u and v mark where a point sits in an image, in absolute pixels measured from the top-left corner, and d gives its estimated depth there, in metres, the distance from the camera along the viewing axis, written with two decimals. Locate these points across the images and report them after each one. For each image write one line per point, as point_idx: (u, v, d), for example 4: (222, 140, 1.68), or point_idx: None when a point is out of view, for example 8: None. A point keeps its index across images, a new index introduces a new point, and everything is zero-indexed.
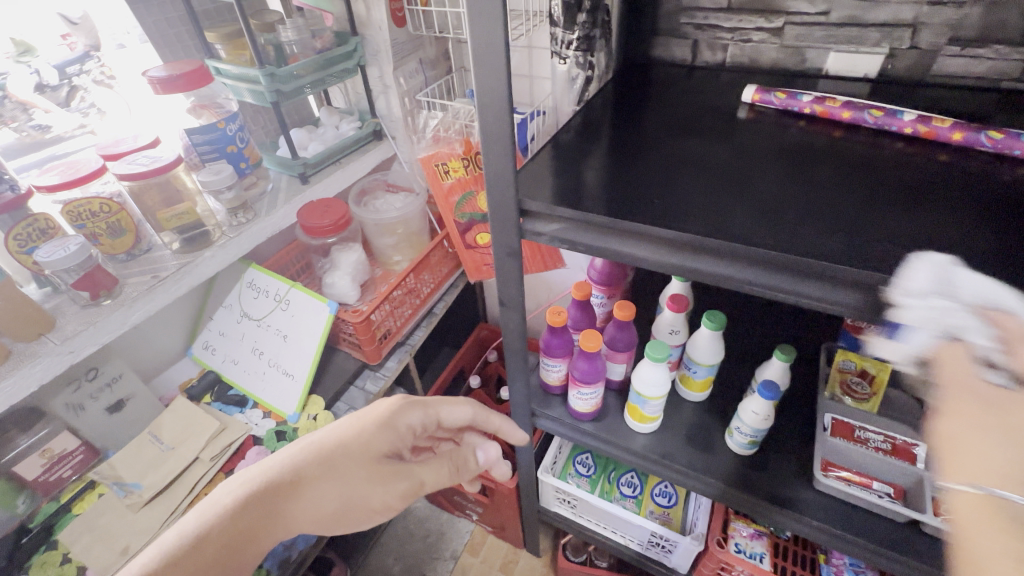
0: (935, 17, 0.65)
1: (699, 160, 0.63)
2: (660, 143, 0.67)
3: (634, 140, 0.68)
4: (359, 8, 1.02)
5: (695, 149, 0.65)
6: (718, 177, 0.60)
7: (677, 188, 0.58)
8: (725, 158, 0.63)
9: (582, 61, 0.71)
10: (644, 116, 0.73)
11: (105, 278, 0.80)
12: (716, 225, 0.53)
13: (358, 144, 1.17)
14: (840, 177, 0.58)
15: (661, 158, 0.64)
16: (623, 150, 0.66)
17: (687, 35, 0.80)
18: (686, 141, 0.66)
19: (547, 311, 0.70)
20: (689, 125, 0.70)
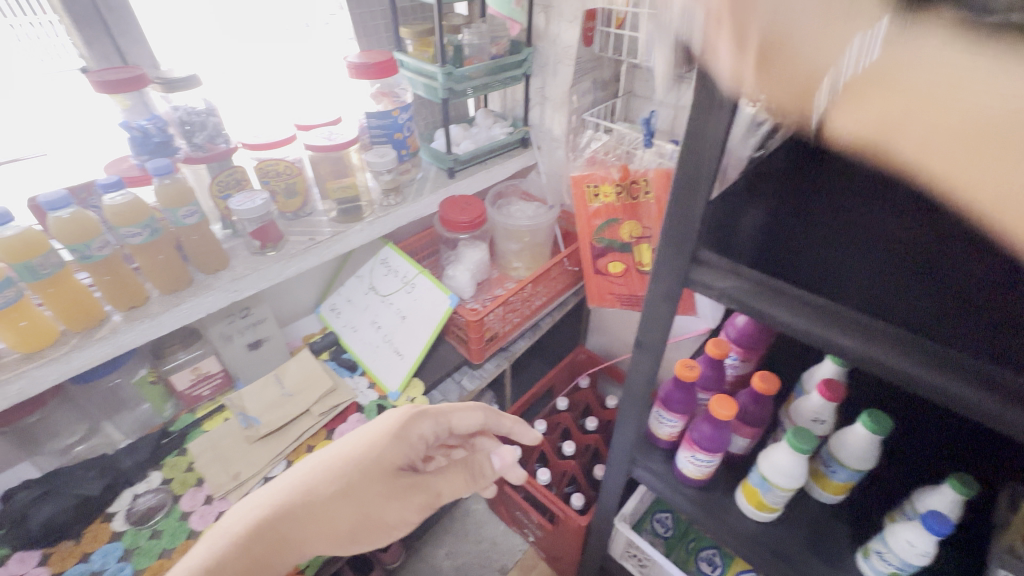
0: None
1: (896, 251, 0.55)
2: (855, 222, 0.60)
3: (821, 214, 0.61)
4: (539, 21, 1.04)
5: (880, 228, 0.58)
6: (902, 264, 0.53)
7: (847, 270, 0.53)
8: (914, 243, 0.56)
9: (772, 107, 0.65)
10: (826, 175, 0.66)
11: (274, 232, 0.90)
12: (889, 315, 0.47)
13: (506, 148, 1.20)
14: None
15: (851, 243, 0.57)
16: (806, 222, 0.60)
17: None
18: (885, 226, 0.59)
19: (677, 363, 0.66)
20: (880, 198, 0.62)
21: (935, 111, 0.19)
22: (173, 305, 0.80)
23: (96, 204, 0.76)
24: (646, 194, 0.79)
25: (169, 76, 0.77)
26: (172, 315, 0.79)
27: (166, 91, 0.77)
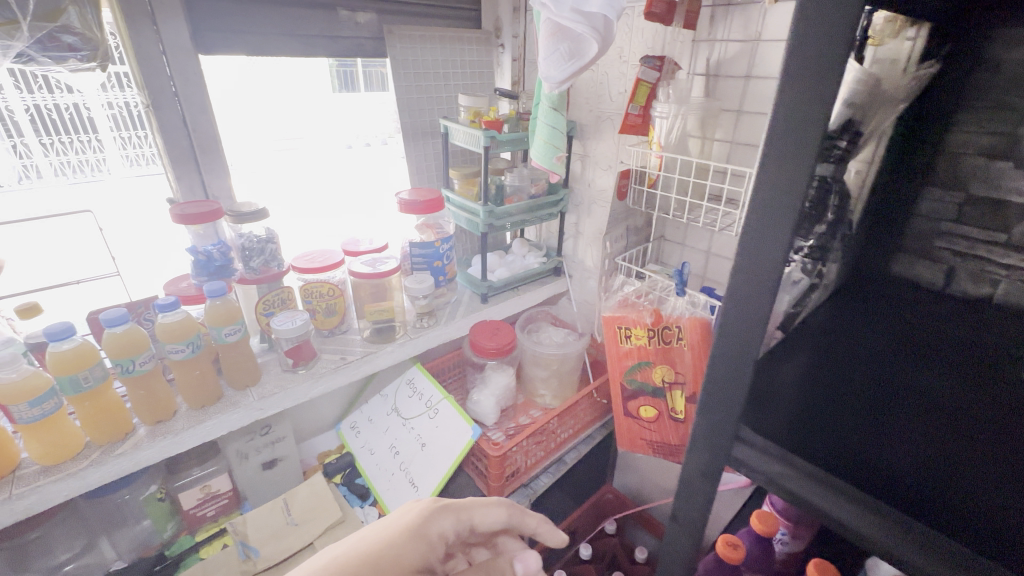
0: None
1: (965, 428, 0.50)
2: (911, 389, 0.55)
3: (860, 383, 0.57)
4: (576, 167, 1.14)
5: (945, 400, 0.54)
6: (976, 447, 0.47)
7: (913, 445, 0.48)
8: (989, 419, 0.50)
9: (808, 266, 0.65)
10: (872, 336, 0.64)
11: (308, 351, 0.92)
12: (958, 505, 0.41)
13: (539, 276, 1.24)
14: None
15: (908, 414, 0.52)
16: (843, 388, 0.56)
17: (940, 259, 0.71)
18: (945, 397, 0.54)
19: (718, 538, 0.59)
20: (938, 362, 0.59)
21: None
22: (198, 422, 0.80)
23: (151, 318, 0.81)
24: (678, 340, 0.78)
25: (241, 210, 0.86)
26: (195, 433, 0.79)
27: (235, 222, 0.85)
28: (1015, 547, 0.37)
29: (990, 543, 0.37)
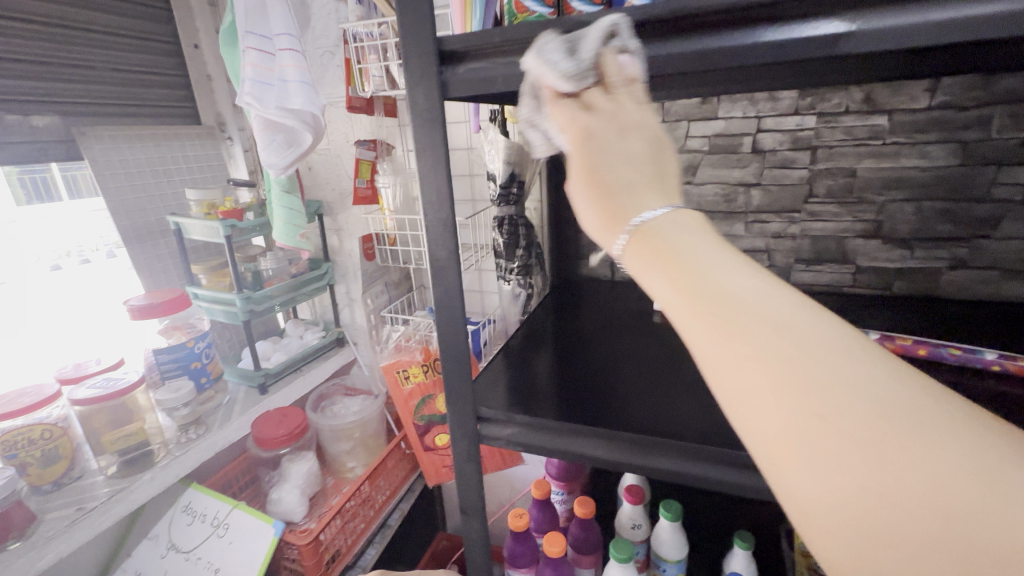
0: (781, 246, 0.88)
1: (640, 359, 0.71)
2: (605, 344, 0.77)
3: (587, 350, 0.76)
4: (333, 241, 1.21)
5: (629, 345, 0.76)
6: (648, 368, 0.68)
7: (611, 378, 0.66)
8: (652, 350, 0.73)
9: (522, 282, 0.88)
10: (581, 319, 0.87)
11: (21, 516, 0.73)
12: (631, 407, 0.59)
13: (321, 351, 1.24)
14: None
15: (611, 360, 0.72)
16: (577, 355, 0.74)
17: (605, 258, 1.01)
18: (630, 344, 0.76)
19: (509, 515, 0.70)
20: (621, 324, 0.83)
21: (765, 362, 0.26)
22: None
23: None
24: None
25: None
26: None
27: None
28: (665, 417, 0.56)
29: (645, 423, 0.55)
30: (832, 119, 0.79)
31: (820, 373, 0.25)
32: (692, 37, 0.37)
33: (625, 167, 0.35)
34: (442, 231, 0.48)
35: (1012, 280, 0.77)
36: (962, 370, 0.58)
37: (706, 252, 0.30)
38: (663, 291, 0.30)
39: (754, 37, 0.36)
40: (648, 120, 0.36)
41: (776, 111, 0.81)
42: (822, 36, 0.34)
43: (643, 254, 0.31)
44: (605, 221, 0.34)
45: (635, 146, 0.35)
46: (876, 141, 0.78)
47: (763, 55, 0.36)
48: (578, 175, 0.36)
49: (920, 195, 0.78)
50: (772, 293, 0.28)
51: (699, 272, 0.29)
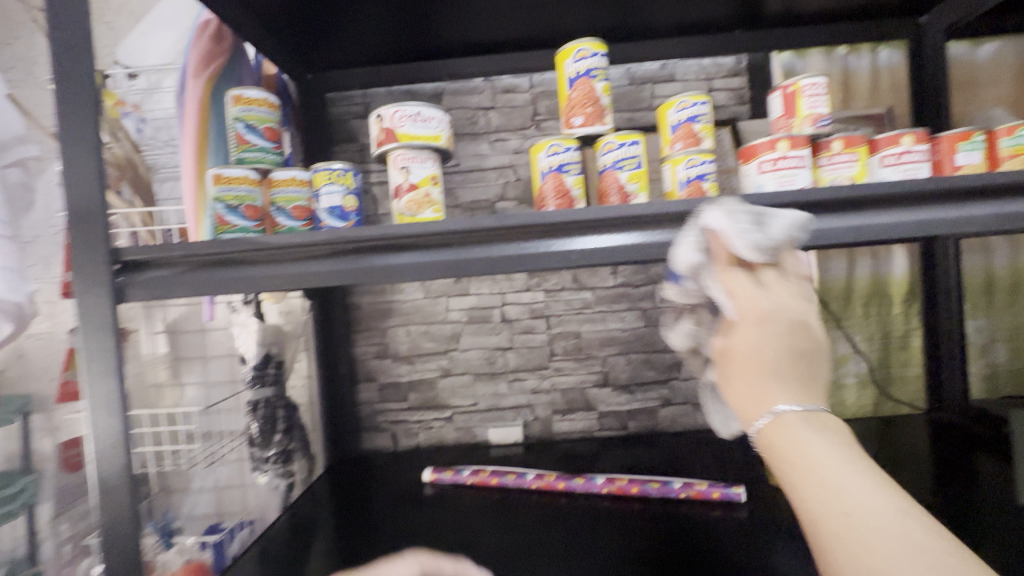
0: (539, 400, 0.99)
1: (402, 522, 0.73)
2: (370, 516, 0.76)
3: (365, 537, 0.71)
4: None
5: (397, 509, 0.76)
6: (400, 536, 0.69)
7: (353, 556, 0.66)
8: (418, 512, 0.75)
9: (279, 472, 0.82)
10: (355, 491, 0.84)
11: None
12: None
13: None
14: (502, 516, 0.71)
15: (369, 531, 0.72)
16: (336, 531, 0.73)
17: (385, 428, 0.99)
18: (399, 506, 0.77)
19: None
20: (393, 494, 0.82)
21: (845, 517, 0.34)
22: None
23: None
24: None
25: None
26: None
27: None
28: None
29: None
30: (556, 294, 0.98)
31: (864, 524, 0.33)
32: (364, 256, 0.47)
33: (765, 365, 0.41)
34: (111, 447, 0.43)
35: (701, 410, 0.98)
36: (663, 500, 0.70)
37: (839, 482, 0.35)
38: (815, 526, 0.35)
39: (410, 258, 0.47)
40: (792, 308, 0.42)
41: (514, 288, 0.98)
42: (455, 261, 0.47)
43: (806, 491, 0.36)
44: (796, 479, 0.37)
45: (777, 337, 0.41)
46: (589, 310, 0.98)
47: (422, 271, 0.47)
48: (743, 345, 0.42)
49: (627, 349, 0.98)
50: (883, 520, 0.33)
51: (836, 510, 0.34)
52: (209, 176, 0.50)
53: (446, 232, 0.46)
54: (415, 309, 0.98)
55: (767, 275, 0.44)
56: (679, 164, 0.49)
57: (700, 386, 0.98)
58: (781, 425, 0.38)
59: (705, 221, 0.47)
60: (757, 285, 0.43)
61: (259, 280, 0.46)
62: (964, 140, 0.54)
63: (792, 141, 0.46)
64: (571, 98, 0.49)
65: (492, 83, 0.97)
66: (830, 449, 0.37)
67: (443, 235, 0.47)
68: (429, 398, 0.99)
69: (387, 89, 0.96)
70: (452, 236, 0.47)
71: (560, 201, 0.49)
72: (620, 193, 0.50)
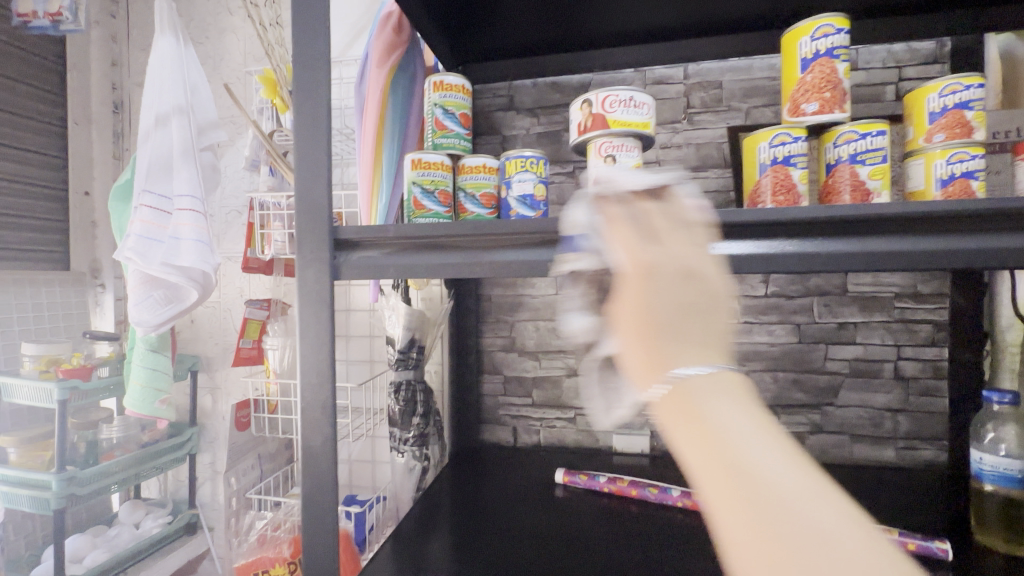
0: None
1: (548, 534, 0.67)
2: (510, 518, 0.73)
3: (495, 536, 0.68)
4: (205, 401, 1.07)
5: (536, 517, 0.72)
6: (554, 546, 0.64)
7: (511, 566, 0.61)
8: (559, 524, 0.70)
9: (417, 453, 0.82)
10: (485, 485, 0.83)
11: None
12: None
13: (159, 545, 0.98)
14: (669, 547, 0.63)
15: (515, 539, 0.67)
16: (476, 532, 0.69)
17: (506, 422, 0.99)
18: (536, 516, 0.73)
19: None
20: (525, 492, 0.80)
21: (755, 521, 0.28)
22: None
23: None
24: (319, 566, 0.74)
25: None
26: None
27: None
28: None
29: None
30: None
31: (793, 512, 0.28)
32: (552, 247, 0.46)
33: (649, 312, 0.35)
34: (319, 415, 0.45)
35: (860, 443, 0.87)
36: None
37: (760, 460, 0.29)
38: (721, 511, 0.29)
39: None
40: (684, 257, 0.37)
41: None
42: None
43: (717, 480, 0.30)
44: (696, 449, 0.31)
45: (685, 293, 0.35)
46: None
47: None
48: (624, 313, 0.36)
49: (774, 366, 0.90)
50: (796, 493, 0.28)
51: (739, 488, 0.29)
52: (409, 160, 0.51)
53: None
54: (543, 305, 0.97)
55: (659, 224, 0.38)
56: (938, 158, 0.42)
57: (861, 415, 0.87)
58: (693, 400, 0.32)
59: (965, 225, 0.39)
60: (649, 239, 0.38)
61: (460, 265, 0.46)
62: None
63: None
64: (803, 81, 0.44)
65: (642, 74, 0.92)
66: (741, 405, 0.32)
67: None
68: (553, 397, 0.97)
69: (532, 80, 0.96)
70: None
71: (785, 196, 0.44)
72: (858, 189, 0.43)
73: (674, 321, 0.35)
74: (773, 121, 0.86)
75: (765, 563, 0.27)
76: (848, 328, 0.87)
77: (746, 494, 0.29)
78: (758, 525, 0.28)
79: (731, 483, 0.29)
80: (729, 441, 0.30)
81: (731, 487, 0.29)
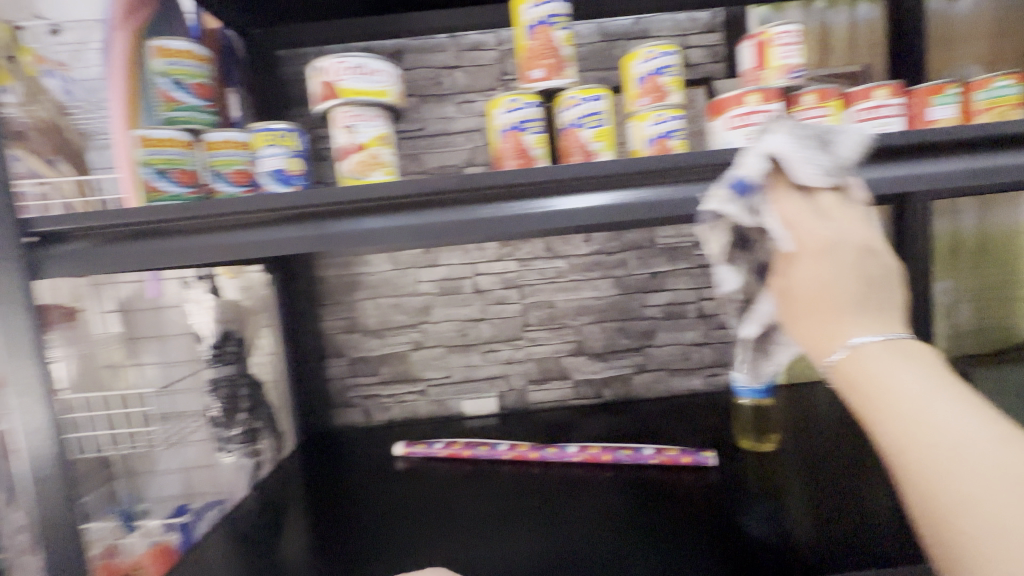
0: (513, 370, 0.98)
1: (434, 499, 0.69)
2: (381, 491, 0.73)
3: (373, 511, 0.68)
4: None
5: (411, 487, 0.73)
6: (434, 508, 0.67)
7: (395, 529, 0.63)
8: (433, 489, 0.72)
9: (245, 452, 0.79)
10: (344, 465, 0.83)
11: None
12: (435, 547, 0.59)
13: None
14: (531, 485, 0.69)
15: (394, 511, 0.67)
16: (349, 513, 0.68)
17: (357, 403, 0.98)
18: (410, 486, 0.73)
19: None
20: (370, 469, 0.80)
21: (955, 466, 0.33)
22: None
23: None
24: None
25: None
26: None
27: None
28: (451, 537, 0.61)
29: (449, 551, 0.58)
30: (528, 263, 0.96)
31: (970, 462, 0.32)
32: (326, 222, 0.46)
33: (840, 301, 0.40)
34: None
35: (676, 376, 0.98)
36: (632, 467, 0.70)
37: (954, 427, 0.34)
38: (941, 479, 0.33)
39: (374, 223, 0.46)
40: (856, 235, 0.40)
41: (485, 258, 0.95)
42: (420, 224, 0.46)
43: (907, 449, 0.34)
44: (881, 417, 0.36)
45: (845, 260, 0.40)
46: (562, 278, 0.96)
47: (387, 238, 0.46)
48: (795, 297, 0.41)
49: (602, 317, 0.97)
50: (972, 450, 0.33)
51: (929, 462, 0.33)
52: (136, 138, 0.46)
53: (413, 191, 0.45)
54: (382, 282, 0.96)
55: (818, 198, 0.42)
56: (646, 120, 0.46)
57: (675, 352, 0.98)
58: (871, 378, 0.37)
59: (675, 181, 0.45)
60: (817, 217, 0.41)
61: (240, 245, 0.47)
62: (939, 92, 0.47)
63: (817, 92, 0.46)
64: (530, 47, 0.46)
65: (456, 40, 0.91)
66: (930, 380, 0.36)
67: (412, 196, 0.45)
68: (401, 372, 0.97)
69: (343, 46, 0.90)
70: (419, 197, 0.45)
71: (521, 160, 0.46)
72: (583, 151, 0.47)
73: (850, 296, 0.39)
74: None
75: (996, 520, 0.31)
76: (659, 277, 0.96)
77: (919, 441, 0.34)
78: (947, 465, 0.33)
79: (925, 449, 0.34)
80: (906, 408, 0.35)
81: (921, 416, 0.35)
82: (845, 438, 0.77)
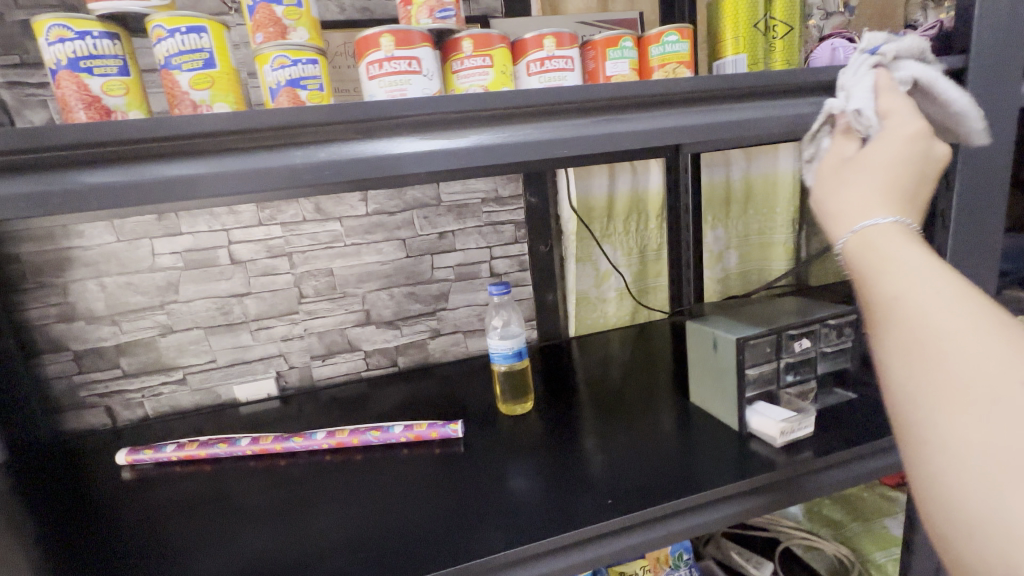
0: (292, 347, 0.88)
1: (215, 499, 0.60)
2: (138, 499, 0.61)
3: (139, 522, 0.57)
4: None
5: (181, 489, 0.63)
6: (201, 510, 0.58)
7: (172, 540, 0.54)
8: (207, 488, 0.62)
9: None
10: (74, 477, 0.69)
11: None
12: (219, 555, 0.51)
13: None
14: (317, 470, 0.64)
15: (162, 521, 0.57)
16: (90, 532, 0.56)
17: (95, 403, 0.82)
18: (178, 489, 0.63)
19: None
20: (94, 482, 0.66)
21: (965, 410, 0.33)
22: None
23: None
24: None
25: None
26: None
27: None
28: (208, 542, 0.53)
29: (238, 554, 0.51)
30: (296, 228, 0.84)
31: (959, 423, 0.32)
32: None
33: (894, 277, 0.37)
34: None
35: (472, 337, 0.97)
36: (382, 448, 0.67)
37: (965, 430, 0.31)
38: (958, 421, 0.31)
39: (9, 188, 0.34)
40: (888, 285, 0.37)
41: (240, 224, 0.82)
42: (80, 188, 0.34)
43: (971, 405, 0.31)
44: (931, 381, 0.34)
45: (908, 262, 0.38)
46: (338, 243, 0.86)
47: (20, 206, 0.34)
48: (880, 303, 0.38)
49: (389, 283, 0.90)
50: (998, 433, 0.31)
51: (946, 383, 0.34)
52: None
53: (26, 146, 0.33)
54: (105, 257, 0.78)
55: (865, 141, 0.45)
56: (262, 64, 0.37)
57: (470, 313, 0.96)
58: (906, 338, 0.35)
59: (321, 137, 0.38)
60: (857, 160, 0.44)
61: None
62: (613, 45, 0.46)
63: (475, 39, 0.42)
64: None
65: None
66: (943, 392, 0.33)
67: (44, 154, 0.34)
68: (149, 362, 0.83)
69: None
70: (58, 154, 0.34)
71: (91, 112, 0.34)
72: (187, 103, 0.36)
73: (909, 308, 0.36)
74: (337, 17, 0.76)
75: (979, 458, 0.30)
76: (447, 237, 0.91)
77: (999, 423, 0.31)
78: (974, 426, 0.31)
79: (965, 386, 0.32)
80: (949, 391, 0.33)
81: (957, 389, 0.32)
82: (628, 375, 0.85)
